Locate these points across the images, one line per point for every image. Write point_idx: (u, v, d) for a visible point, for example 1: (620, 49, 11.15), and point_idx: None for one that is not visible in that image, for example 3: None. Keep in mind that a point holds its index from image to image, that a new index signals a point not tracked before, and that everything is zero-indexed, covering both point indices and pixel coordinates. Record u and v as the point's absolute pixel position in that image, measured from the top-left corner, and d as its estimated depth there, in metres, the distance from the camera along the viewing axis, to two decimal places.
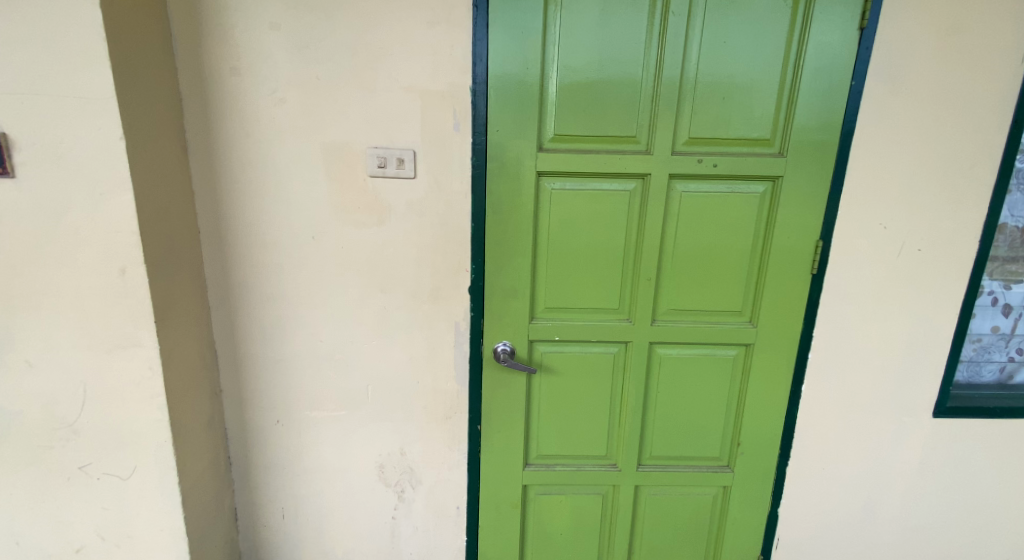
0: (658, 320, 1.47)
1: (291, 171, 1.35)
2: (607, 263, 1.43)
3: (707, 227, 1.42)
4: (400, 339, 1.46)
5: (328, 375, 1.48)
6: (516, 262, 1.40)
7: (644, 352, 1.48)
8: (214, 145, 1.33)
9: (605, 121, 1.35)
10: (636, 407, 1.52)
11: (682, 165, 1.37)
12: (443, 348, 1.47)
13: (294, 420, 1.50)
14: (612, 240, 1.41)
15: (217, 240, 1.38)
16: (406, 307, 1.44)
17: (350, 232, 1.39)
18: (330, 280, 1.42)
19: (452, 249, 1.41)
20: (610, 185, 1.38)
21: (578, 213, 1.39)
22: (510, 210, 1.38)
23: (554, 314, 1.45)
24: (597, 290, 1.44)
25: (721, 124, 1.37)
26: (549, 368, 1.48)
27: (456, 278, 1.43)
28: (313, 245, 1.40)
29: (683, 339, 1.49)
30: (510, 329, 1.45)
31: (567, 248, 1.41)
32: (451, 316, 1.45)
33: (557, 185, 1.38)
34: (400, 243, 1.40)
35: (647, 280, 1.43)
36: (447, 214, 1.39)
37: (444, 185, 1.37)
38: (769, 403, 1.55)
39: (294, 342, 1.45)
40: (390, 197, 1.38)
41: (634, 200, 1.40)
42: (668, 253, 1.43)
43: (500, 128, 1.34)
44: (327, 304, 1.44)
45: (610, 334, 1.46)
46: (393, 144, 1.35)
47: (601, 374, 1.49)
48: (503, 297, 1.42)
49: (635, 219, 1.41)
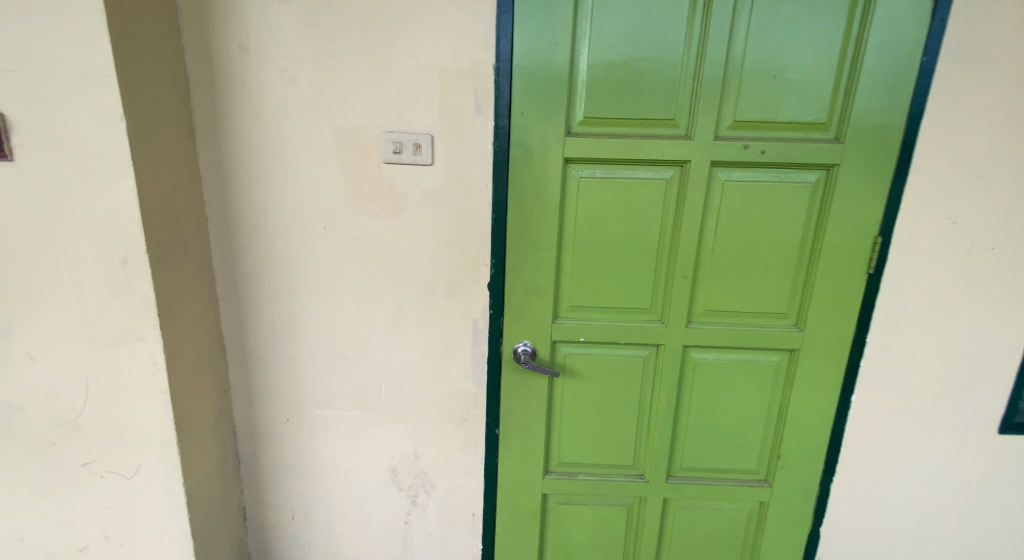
0: (694, 321, 1.35)
1: (301, 156, 1.27)
2: (639, 259, 1.31)
3: (751, 221, 1.29)
4: (415, 337, 1.38)
5: (340, 372, 1.41)
6: (540, 256, 1.30)
7: (678, 356, 1.37)
8: (222, 128, 1.26)
9: (640, 103, 1.23)
10: (668, 415, 1.41)
11: (725, 152, 1.24)
12: (460, 348, 1.38)
13: (304, 418, 1.44)
14: (646, 234, 1.29)
15: (225, 229, 1.31)
16: (421, 303, 1.36)
17: (362, 222, 1.31)
18: (341, 274, 1.34)
19: (471, 243, 1.31)
20: (645, 173, 1.26)
21: (608, 204, 1.28)
22: (535, 200, 1.27)
23: (580, 313, 1.35)
24: (627, 288, 1.33)
25: (771, 106, 1.23)
26: (573, 371, 1.38)
27: (475, 273, 1.33)
28: (324, 235, 1.32)
29: (721, 343, 1.36)
30: (532, 328, 1.35)
31: (595, 243, 1.30)
32: (469, 315, 1.36)
33: (586, 172, 1.26)
34: (416, 235, 1.31)
35: (683, 277, 1.31)
36: (466, 205, 1.29)
37: (464, 173, 1.27)
38: (815, 415, 1.41)
39: (304, 337, 1.38)
40: (406, 186, 1.28)
41: (671, 191, 1.27)
42: (707, 250, 1.31)
43: (525, 111, 1.23)
44: (339, 298, 1.36)
45: (640, 336, 1.35)
46: (409, 129, 1.25)
47: (630, 378, 1.38)
48: (525, 294, 1.32)
49: (671, 212, 1.28)
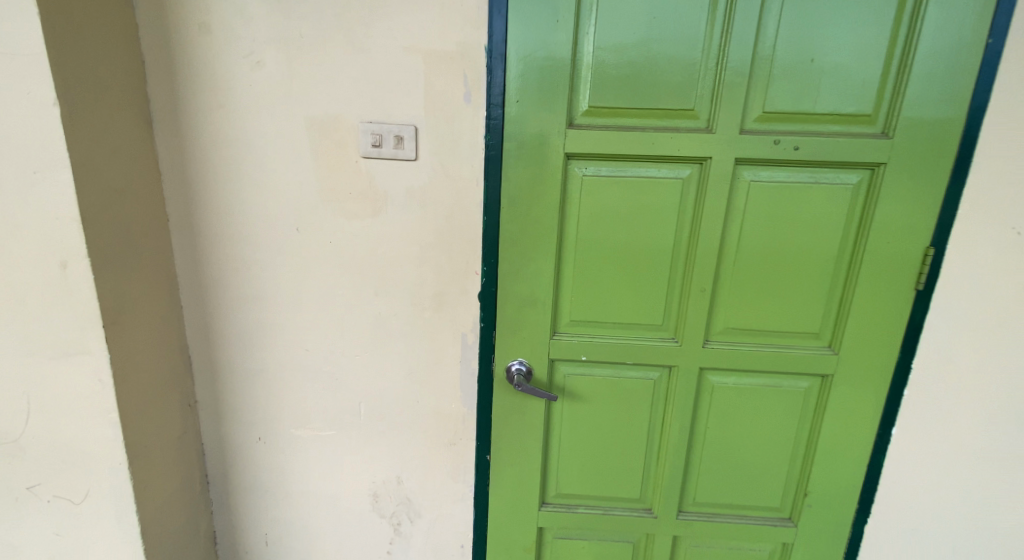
0: (712, 341, 1.19)
1: (269, 149, 1.13)
2: (650, 270, 1.15)
3: (781, 227, 1.12)
4: (398, 353, 1.24)
5: (316, 389, 1.27)
6: (537, 265, 1.14)
7: (692, 379, 1.21)
8: (182, 118, 1.12)
9: (654, 91, 1.06)
10: (680, 444, 1.25)
11: (753, 148, 1.07)
12: (447, 365, 1.24)
13: (277, 437, 1.31)
14: (659, 242, 1.13)
15: (187, 229, 1.18)
16: (405, 315, 1.21)
17: (338, 224, 1.16)
18: (316, 282, 1.20)
19: (460, 249, 1.16)
20: (658, 171, 1.10)
21: (617, 206, 1.11)
22: (532, 201, 1.11)
23: (582, 329, 1.19)
24: (636, 302, 1.17)
25: (807, 95, 1.06)
26: (573, 393, 1.23)
27: (465, 283, 1.18)
28: (296, 238, 1.17)
29: (742, 366, 1.20)
30: (527, 345, 1.20)
31: (600, 250, 1.14)
32: (458, 329, 1.21)
33: (591, 170, 1.10)
34: (398, 240, 1.17)
35: (700, 292, 1.15)
36: (455, 206, 1.14)
37: (453, 170, 1.12)
38: (849, 449, 1.24)
39: (276, 350, 1.25)
40: (387, 184, 1.13)
41: (689, 192, 1.11)
42: (729, 260, 1.14)
43: (522, 99, 1.07)
44: (313, 308, 1.22)
45: (650, 356, 1.19)
46: (390, 119, 1.10)
47: (638, 402, 1.23)
48: (520, 307, 1.17)
49: (689, 216, 1.12)
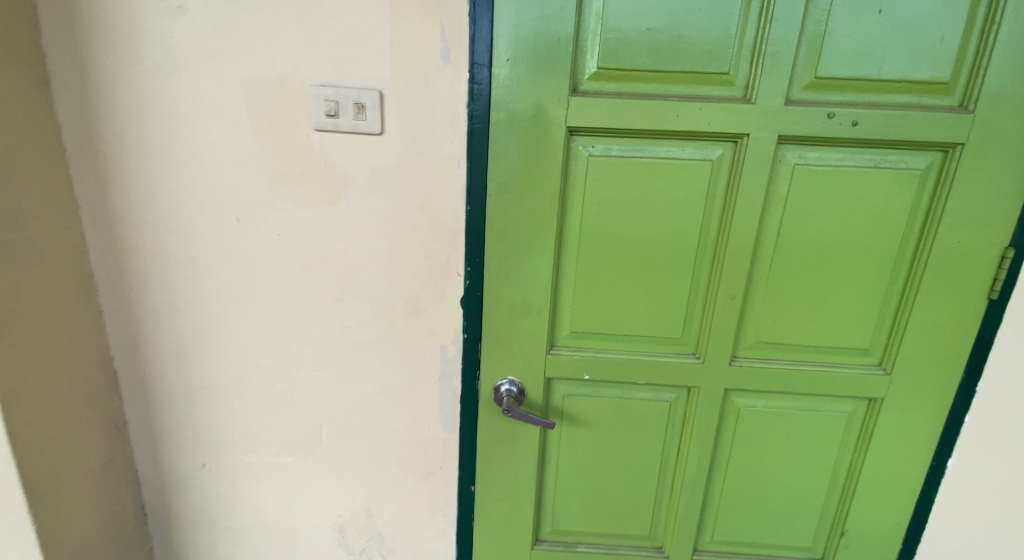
0: (740, 358, 1.01)
1: (198, 120, 0.90)
2: (669, 273, 0.95)
3: (830, 224, 0.92)
4: (365, 368, 1.04)
5: (267, 409, 1.07)
6: (531, 266, 0.94)
7: (716, 401, 1.03)
8: (88, 80, 0.90)
9: (681, 49, 0.84)
10: (698, 475, 1.07)
11: (801, 123, 0.86)
12: (424, 383, 1.04)
13: (224, 465, 1.11)
14: (681, 242, 0.93)
15: (102, 219, 0.96)
16: (371, 323, 1.01)
17: (287, 213, 0.94)
18: (263, 284, 0.99)
19: (437, 246, 0.95)
20: (683, 152, 0.88)
21: (630, 197, 0.90)
22: (525, 188, 0.89)
23: (585, 343, 0.99)
24: (651, 311, 0.97)
25: (872, 56, 0.84)
26: (573, 417, 1.04)
27: (444, 286, 0.98)
28: (237, 230, 0.96)
29: (773, 387, 1.02)
30: (518, 361, 1.00)
31: (609, 249, 0.93)
32: (437, 340, 1.01)
33: (599, 150, 0.88)
34: (362, 234, 0.95)
35: (728, 300, 0.95)
36: (431, 193, 0.92)
37: (428, 148, 0.90)
38: (894, 482, 1.07)
39: (218, 364, 1.04)
40: (346, 165, 0.91)
41: (719, 179, 0.90)
42: (764, 263, 0.94)
43: (513, 57, 0.84)
44: (261, 315, 1.01)
45: (665, 374, 1.01)
46: (348, 82, 0.87)
47: (649, 427, 1.05)
48: (510, 316, 0.97)
49: (717, 209, 0.91)
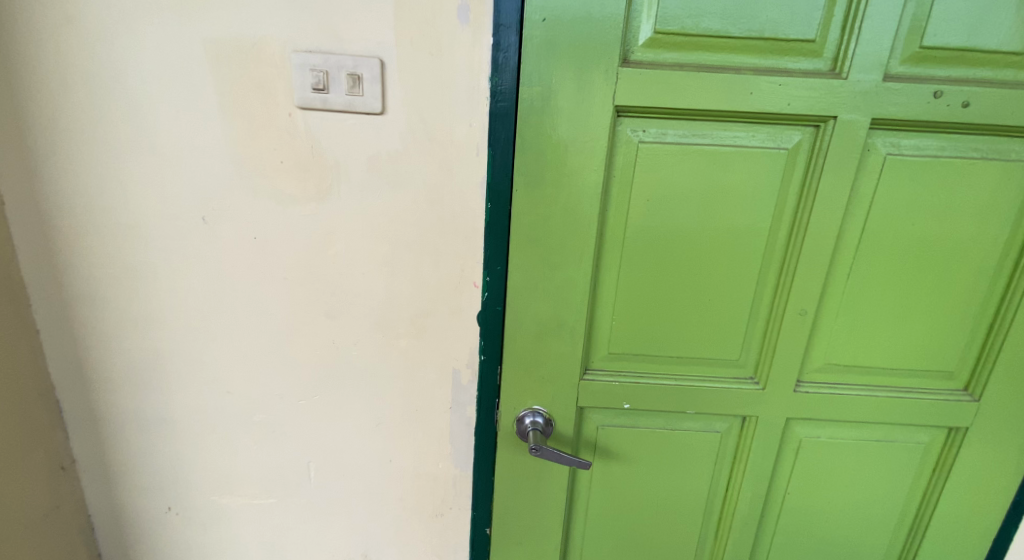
0: (805, 383, 0.86)
1: (150, 95, 0.72)
2: (728, 286, 0.79)
3: (922, 227, 0.77)
4: (361, 396, 0.88)
5: (245, 444, 0.91)
6: (564, 277, 0.78)
7: (774, 431, 0.89)
8: (6, 42, 0.70)
9: (759, 8, 0.67)
10: (748, 514, 0.94)
11: (900, 104, 0.70)
12: (433, 412, 0.89)
13: (194, 507, 0.95)
14: (746, 248, 0.77)
15: (34, 218, 0.78)
16: (369, 345, 0.84)
17: (264, 211, 0.76)
18: (237, 298, 0.81)
19: (450, 252, 0.78)
20: (754, 138, 0.72)
21: (688, 195, 0.74)
22: (559, 183, 0.73)
23: (624, 366, 0.84)
24: (704, 329, 0.82)
25: (992, 21, 0.68)
26: (608, 450, 0.89)
27: (457, 301, 0.81)
28: (202, 232, 0.77)
29: (839, 415, 0.88)
30: (545, 387, 0.84)
31: (658, 258, 0.77)
32: (448, 364, 0.85)
33: (653, 136, 0.72)
34: (357, 238, 0.77)
35: (797, 316, 0.80)
36: (442, 188, 0.75)
37: (440, 132, 0.72)
38: (969, 520, 0.94)
39: (184, 391, 0.88)
40: (337, 152, 0.73)
41: (794, 173, 0.74)
42: (842, 274, 0.79)
43: (550, 16, 0.66)
44: (236, 335, 0.84)
45: (717, 402, 0.86)
46: (340, 46, 0.69)
47: (695, 461, 0.91)
48: (537, 336, 0.81)
49: (792, 209, 0.75)
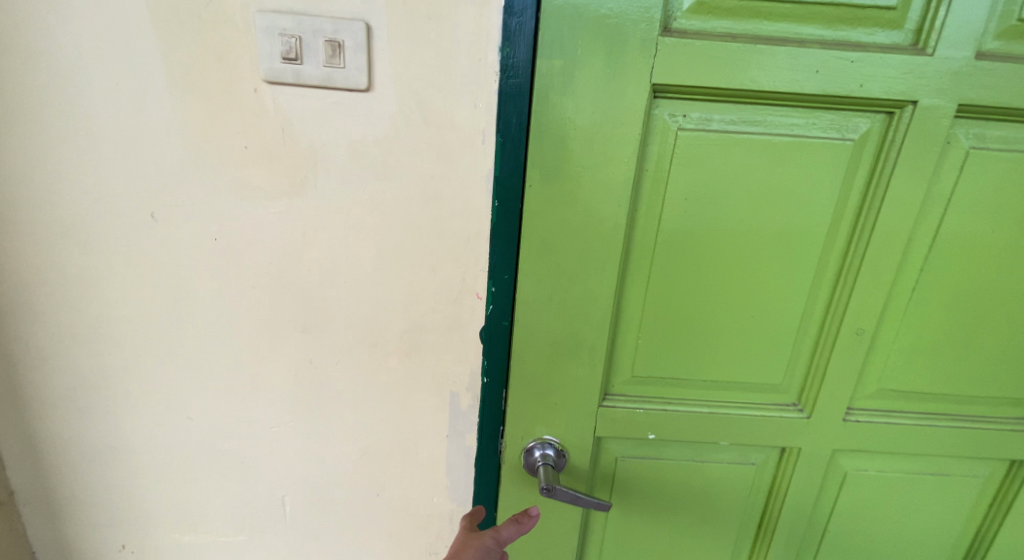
0: (855, 411, 0.75)
1: (82, 64, 0.58)
2: (774, 300, 0.67)
3: (1006, 236, 0.65)
4: (344, 422, 0.77)
5: (211, 473, 0.80)
6: (583, 290, 0.66)
7: (816, 464, 0.78)
8: None
9: None
10: (782, 553, 0.84)
11: (991, 89, 0.58)
12: (427, 439, 0.78)
13: (154, 543, 0.84)
14: (798, 258, 0.65)
15: None
16: (352, 364, 0.72)
17: (226, 208, 0.63)
18: (196, 310, 0.69)
19: (449, 258, 0.66)
20: (816, 128, 0.60)
21: (733, 194, 0.62)
22: (580, 178, 0.61)
23: (649, 391, 0.73)
24: (743, 350, 0.70)
25: None
26: (627, 484, 0.78)
27: (457, 315, 0.69)
28: (152, 232, 0.65)
29: (890, 447, 0.77)
30: (557, 415, 0.73)
31: (694, 268, 0.65)
32: (445, 386, 0.74)
33: (695, 122, 0.60)
34: (337, 241, 0.65)
35: (854, 336, 0.69)
36: (440, 182, 0.62)
37: (438, 115, 0.60)
38: None
39: (138, 415, 0.75)
40: (314, 137, 0.60)
41: (860, 168, 0.62)
42: (907, 289, 0.67)
43: None
44: (197, 352, 0.72)
45: (754, 433, 0.75)
46: (316, 6, 0.56)
47: (725, 495, 0.80)
48: (549, 357, 0.69)
49: (853, 212, 0.64)
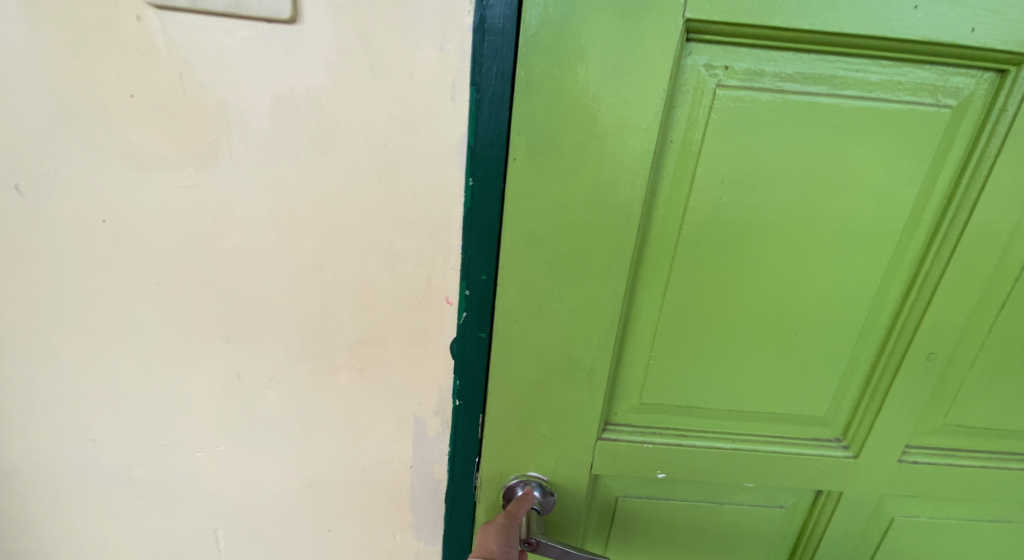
0: (915, 451, 0.60)
1: None
2: (825, 314, 0.53)
3: None
4: (282, 450, 0.61)
5: (120, 507, 0.65)
6: (584, 295, 0.51)
7: (860, 509, 0.63)
8: None
9: None
10: None
11: None
12: (383, 474, 0.62)
13: None
14: (861, 262, 0.51)
15: None
16: (288, 381, 0.57)
17: (115, 180, 0.49)
18: (87, 310, 0.54)
19: (407, 252, 0.51)
20: (900, 88, 0.45)
21: (783, 178, 0.47)
22: (582, 149, 0.46)
23: (664, 421, 0.58)
24: (782, 376, 0.56)
25: None
26: (629, 527, 0.64)
27: (420, 324, 0.54)
28: (21, 210, 0.50)
29: (955, 492, 0.62)
30: (547, 448, 0.58)
31: (726, 272, 0.51)
32: (407, 410, 0.59)
33: (741, 77, 0.45)
34: (262, 225, 0.50)
35: (923, 361, 0.55)
36: (392, 150, 0.47)
37: (391, 59, 0.44)
38: None
39: (25, 437, 0.61)
40: (223, 86, 0.45)
41: (953, 146, 0.47)
42: (997, 304, 0.53)
43: None
44: (95, 361, 0.57)
45: (789, 473, 0.61)
46: None
47: (745, 540, 0.66)
48: (540, 378, 0.55)
49: (938, 204, 0.49)
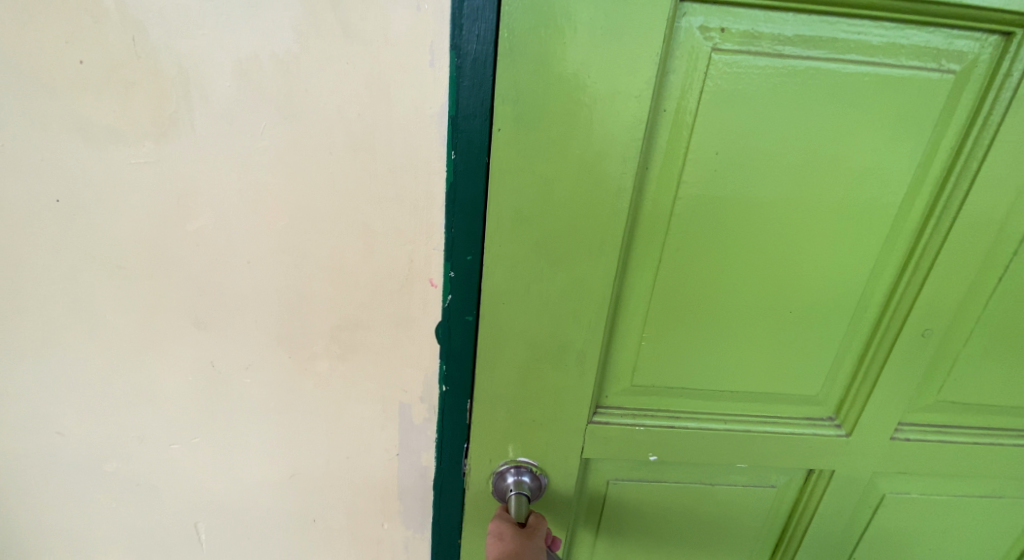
0: (907, 428, 0.59)
1: None
2: (820, 292, 0.52)
3: None
4: (261, 439, 0.59)
5: (92, 502, 0.62)
6: (573, 275, 0.49)
7: (852, 487, 0.63)
8: None
9: None
10: None
11: None
12: (368, 462, 0.60)
13: None
14: (857, 237, 0.49)
15: None
16: (264, 368, 0.55)
17: (71, 156, 0.45)
18: (48, 297, 0.51)
19: (387, 230, 0.48)
20: (902, 52, 0.43)
21: (780, 149, 0.45)
22: (571, 118, 0.43)
23: (655, 404, 0.57)
24: (775, 355, 0.54)
25: None
26: (620, 510, 0.63)
27: (403, 306, 0.52)
28: None
29: (946, 469, 0.61)
30: (537, 431, 0.57)
31: (720, 249, 0.49)
32: (391, 397, 0.57)
33: (737, 40, 0.43)
34: (232, 204, 0.47)
35: (917, 337, 0.54)
36: (368, 121, 0.44)
37: (364, 23, 0.41)
38: None
39: None
40: (185, 55, 0.42)
41: (956, 113, 0.45)
42: (994, 278, 0.51)
43: None
44: (58, 350, 0.54)
45: (782, 454, 0.59)
46: None
47: (737, 521, 0.65)
48: (529, 361, 0.53)
49: (938, 176, 0.47)
